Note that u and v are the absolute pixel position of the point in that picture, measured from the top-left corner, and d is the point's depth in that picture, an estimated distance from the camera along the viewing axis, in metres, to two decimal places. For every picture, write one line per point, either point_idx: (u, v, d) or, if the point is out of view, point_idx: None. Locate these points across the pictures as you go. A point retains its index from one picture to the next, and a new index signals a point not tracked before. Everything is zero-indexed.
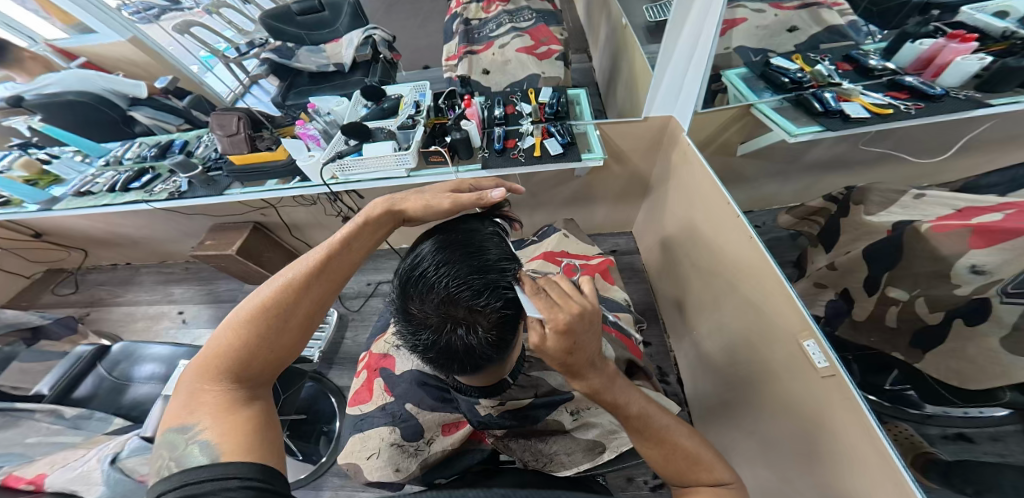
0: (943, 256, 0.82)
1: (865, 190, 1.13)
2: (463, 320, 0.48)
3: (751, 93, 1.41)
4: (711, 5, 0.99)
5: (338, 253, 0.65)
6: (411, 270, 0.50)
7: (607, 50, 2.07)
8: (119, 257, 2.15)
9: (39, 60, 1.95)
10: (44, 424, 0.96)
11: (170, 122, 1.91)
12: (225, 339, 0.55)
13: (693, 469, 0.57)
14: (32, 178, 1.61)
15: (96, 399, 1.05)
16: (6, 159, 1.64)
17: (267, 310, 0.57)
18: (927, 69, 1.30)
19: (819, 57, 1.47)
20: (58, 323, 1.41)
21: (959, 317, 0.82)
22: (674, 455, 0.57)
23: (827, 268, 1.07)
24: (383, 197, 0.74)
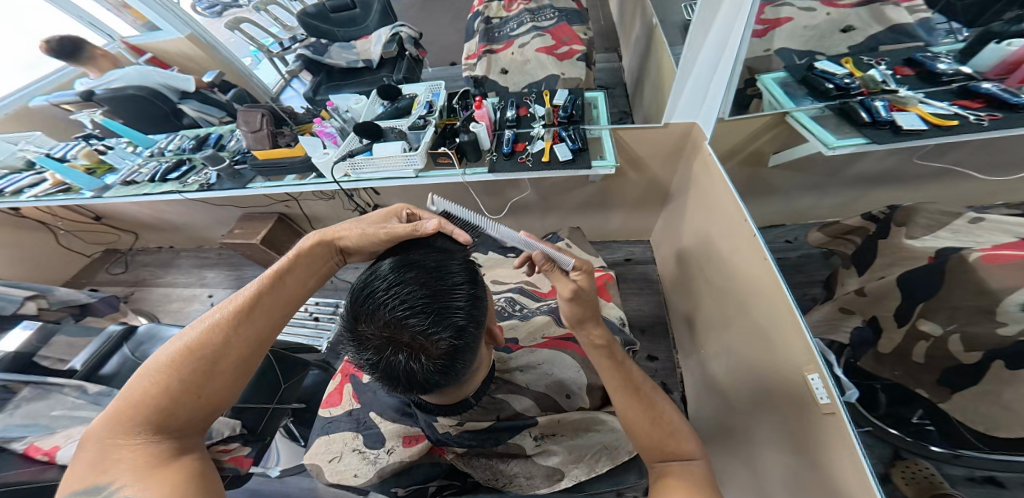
0: (991, 290, 0.72)
1: (910, 210, 0.99)
2: (408, 346, 0.48)
3: (787, 99, 1.32)
4: (738, 8, 0.91)
5: (270, 288, 0.62)
6: (361, 289, 0.51)
7: (636, 50, 1.98)
8: (164, 241, 2.34)
9: (108, 57, 2.04)
10: (69, 398, 1.00)
11: (212, 115, 1.99)
12: (147, 387, 0.53)
13: (668, 440, 0.57)
14: (92, 167, 1.78)
15: (120, 377, 1.14)
16: (70, 148, 1.82)
17: (190, 357, 0.55)
18: (1013, 74, 1.08)
19: (875, 60, 1.32)
20: (103, 301, 1.56)
21: (1000, 359, 0.71)
22: (653, 425, 0.58)
23: (855, 293, 0.95)
24: (316, 230, 0.70)
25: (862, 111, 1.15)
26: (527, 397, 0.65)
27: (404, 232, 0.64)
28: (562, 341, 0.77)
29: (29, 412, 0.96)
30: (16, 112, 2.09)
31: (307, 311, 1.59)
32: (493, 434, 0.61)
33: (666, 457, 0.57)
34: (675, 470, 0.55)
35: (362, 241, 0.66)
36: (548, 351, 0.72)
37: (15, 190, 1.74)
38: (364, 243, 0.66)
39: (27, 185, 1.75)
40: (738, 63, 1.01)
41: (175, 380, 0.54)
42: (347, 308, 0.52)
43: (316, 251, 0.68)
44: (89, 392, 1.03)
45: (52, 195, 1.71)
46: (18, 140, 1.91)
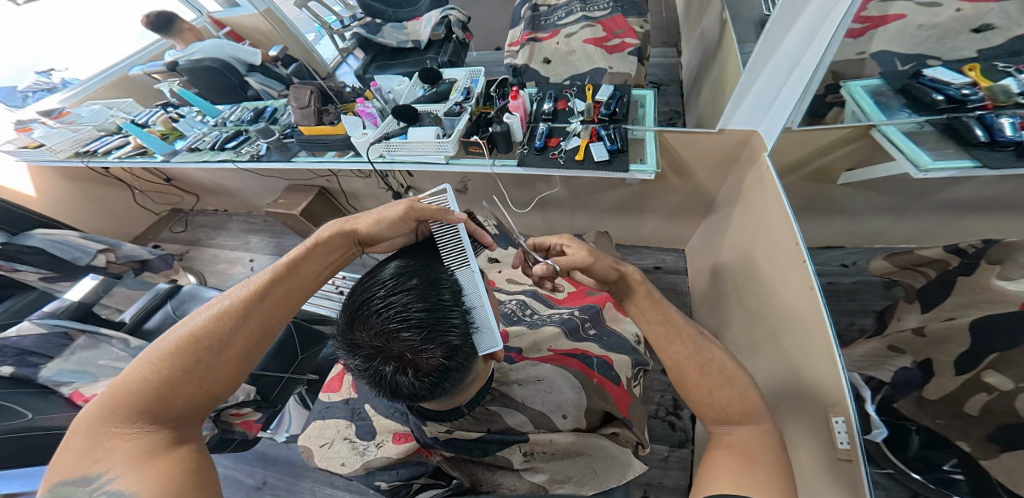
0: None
1: (1010, 247, 0.83)
2: (397, 360, 0.45)
3: (877, 110, 1.14)
4: (824, 11, 0.80)
5: (282, 276, 0.61)
6: (359, 292, 0.49)
7: (699, 44, 1.82)
8: (219, 205, 2.52)
9: (193, 32, 2.18)
10: (114, 350, 1.13)
11: (273, 88, 2.10)
12: (145, 375, 0.51)
13: (717, 392, 0.60)
14: (166, 133, 1.91)
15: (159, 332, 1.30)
16: (149, 115, 1.98)
17: (195, 343, 0.54)
18: None
19: (1013, 67, 1.08)
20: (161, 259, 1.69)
21: None
22: (712, 384, 0.61)
23: (913, 334, 0.85)
24: (337, 218, 0.69)
25: (977, 129, 0.97)
26: (523, 413, 0.61)
27: (429, 212, 0.60)
28: (567, 357, 0.73)
29: (81, 359, 1.08)
30: (116, 80, 2.29)
31: (333, 285, 1.65)
32: (481, 446, 0.59)
33: (723, 420, 0.59)
34: (735, 435, 0.58)
35: (379, 227, 0.64)
36: (550, 368, 0.68)
37: (106, 151, 1.91)
38: (382, 230, 0.65)
39: (111, 147, 1.92)
40: (819, 70, 0.89)
41: (180, 367, 0.52)
42: (344, 310, 0.50)
43: (334, 240, 0.67)
44: (131, 346, 1.15)
45: (132, 158, 1.85)
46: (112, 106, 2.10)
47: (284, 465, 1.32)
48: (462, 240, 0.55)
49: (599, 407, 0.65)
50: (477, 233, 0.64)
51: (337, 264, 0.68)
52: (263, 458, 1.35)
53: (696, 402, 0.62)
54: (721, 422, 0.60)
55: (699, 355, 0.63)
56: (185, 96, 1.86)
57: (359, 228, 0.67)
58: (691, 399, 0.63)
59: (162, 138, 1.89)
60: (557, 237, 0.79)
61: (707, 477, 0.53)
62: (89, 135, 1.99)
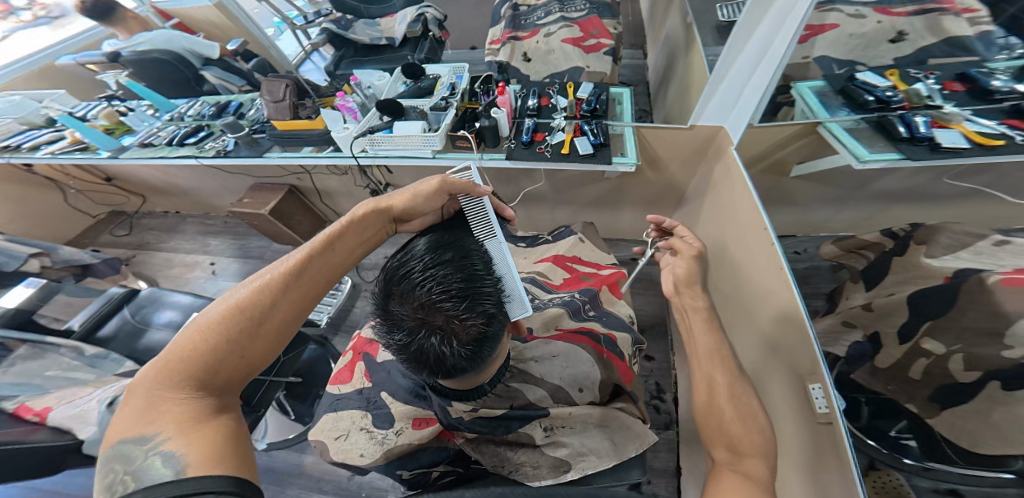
0: (1005, 312, 0.68)
1: (933, 229, 0.95)
2: (440, 328, 0.45)
3: (821, 108, 1.28)
4: (790, 11, 0.87)
5: (320, 252, 0.59)
6: (394, 269, 0.48)
7: (665, 47, 1.94)
8: (170, 206, 2.33)
9: (138, 21, 2.03)
10: (65, 359, 1.09)
11: (233, 83, 1.96)
12: (193, 341, 0.49)
13: (739, 433, 0.59)
14: (111, 127, 1.77)
15: (116, 341, 1.22)
16: (89, 109, 1.80)
17: (239, 313, 0.51)
18: None
19: (923, 73, 1.26)
20: (105, 263, 1.59)
21: (997, 380, 0.69)
22: (735, 413, 0.61)
23: (862, 309, 0.94)
24: (370, 198, 0.68)
25: (900, 126, 1.12)
26: (542, 388, 0.64)
27: (461, 185, 0.67)
28: (576, 334, 0.76)
29: (22, 371, 1.05)
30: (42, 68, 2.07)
31: None
32: (505, 424, 0.60)
33: (735, 451, 0.57)
34: (744, 465, 0.55)
35: (414, 202, 0.67)
36: (564, 344, 0.70)
37: (32, 146, 1.70)
38: (416, 205, 0.67)
39: (43, 141, 1.71)
40: (781, 66, 0.98)
41: (224, 336, 0.49)
42: (379, 286, 0.49)
43: (369, 218, 0.66)
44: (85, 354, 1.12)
45: (69, 153, 1.67)
46: (40, 98, 1.88)
47: (264, 475, 1.26)
48: (489, 215, 0.64)
49: (611, 380, 0.69)
50: (499, 207, 0.72)
51: (371, 242, 0.67)
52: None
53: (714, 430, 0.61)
54: (735, 453, 0.57)
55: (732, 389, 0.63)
56: (133, 88, 1.72)
57: (394, 206, 0.67)
58: (709, 428, 0.62)
59: (106, 133, 1.72)
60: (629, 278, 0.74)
61: None
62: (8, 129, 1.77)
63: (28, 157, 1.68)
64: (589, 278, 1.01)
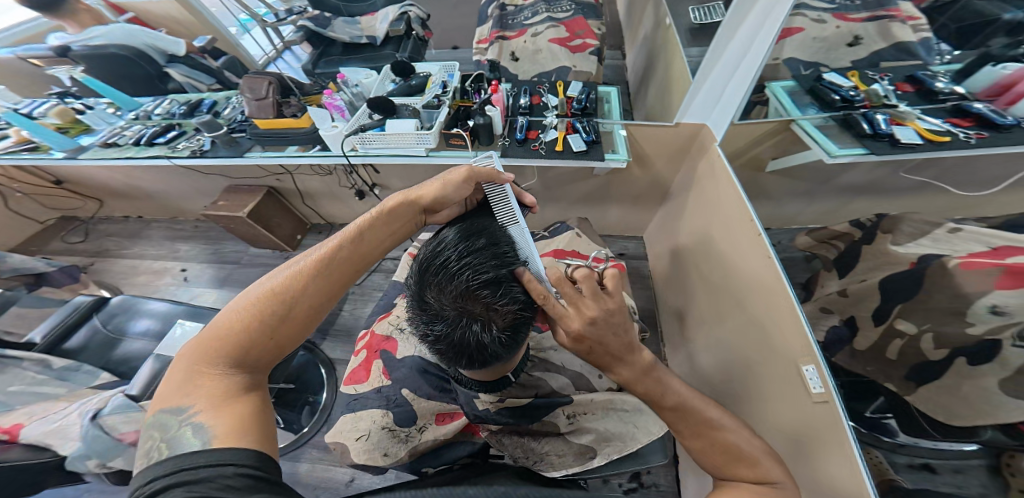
0: (965, 293, 0.74)
1: (896, 219, 1.03)
2: (479, 316, 0.50)
3: (793, 107, 1.37)
4: (771, 12, 0.92)
5: (351, 241, 0.63)
6: (431, 261, 0.52)
7: (644, 49, 2.01)
8: (132, 210, 2.18)
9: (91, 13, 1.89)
10: (28, 373, 1.00)
11: (201, 81, 1.87)
12: (235, 321, 0.54)
13: (729, 461, 0.57)
14: (65, 126, 1.63)
15: (86, 352, 1.15)
16: (41, 106, 1.66)
17: (274, 297, 0.55)
18: (1001, 97, 1.17)
19: (878, 75, 1.38)
20: (61, 271, 1.47)
21: (962, 356, 0.74)
22: (719, 456, 0.57)
23: (837, 294, 1.00)
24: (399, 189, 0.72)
25: (864, 123, 1.22)
26: (563, 376, 0.69)
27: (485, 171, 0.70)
28: None
29: None
30: None
31: None
32: (531, 413, 0.63)
33: (727, 476, 0.56)
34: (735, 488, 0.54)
35: (443, 191, 0.69)
36: None
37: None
38: (447, 194, 0.70)
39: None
40: (761, 65, 1.03)
41: (258, 313, 0.54)
42: (417, 278, 0.53)
43: (399, 210, 0.69)
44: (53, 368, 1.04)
45: (17, 154, 1.54)
46: None
47: None
48: (511, 199, 0.67)
49: (623, 367, 0.73)
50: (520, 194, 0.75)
51: (398, 232, 0.69)
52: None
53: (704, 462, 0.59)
54: (724, 477, 0.57)
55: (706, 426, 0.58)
56: (90, 84, 1.61)
57: (422, 196, 0.70)
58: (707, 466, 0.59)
59: (60, 133, 1.60)
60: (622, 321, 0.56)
61: None
62: None
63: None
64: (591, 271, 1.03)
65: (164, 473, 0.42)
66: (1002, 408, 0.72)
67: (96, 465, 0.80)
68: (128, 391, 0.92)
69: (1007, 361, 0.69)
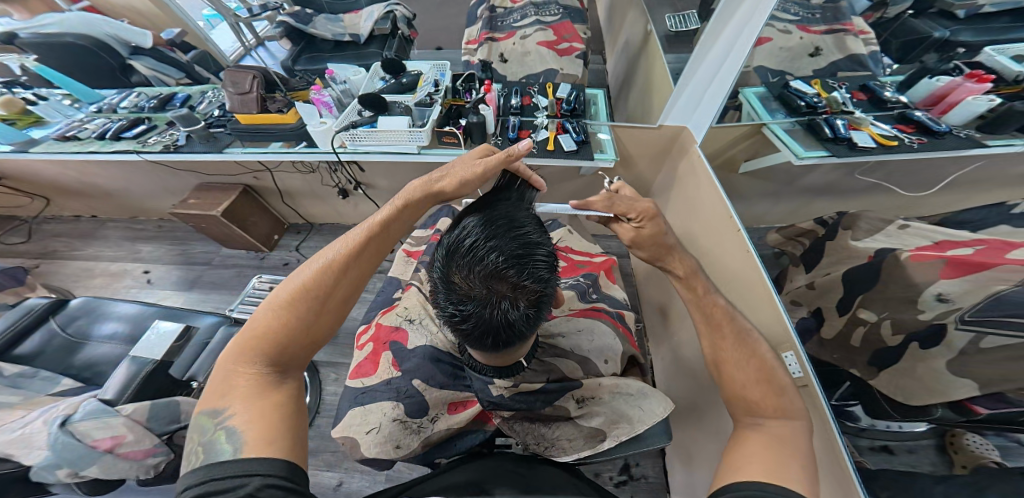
0: (916, 283, 0.82)
1: (854, 216, 1.12)
2: (508, 295, 0.51)
3: (764, 112, 1.49)
4: (752, 18, 0.99)
5: (375, 233, 0.67)
6: (456, 244, 0.54)
7: (624, 56, 2.11)
8: (85, 209, 2.02)
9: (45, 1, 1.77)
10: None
11: (169, 75, 1.77)
12: (271, 320, 0.58)
13: (757, 391, 0.64)
14: (10, 117, 1.49)
15: (41, 357, 1.05)
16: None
17: (305, 291, 0.60)
18: (937, 106, 1.31)
19: (837, 84, 1.50)
20: (3, 273, 1.35)
21: (915, 341, 0.80)
22: (749, 379, 0.65)
23: (806, 287, 1.07)
24: (421, 178, 0.75)
25: (826, 127, 1.33)
26: (571, 360, 0.71)
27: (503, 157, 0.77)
28: (594, 312, 0.85)
29: None
30: None
31: None
32: (543, 400, 0.65)
33: (755, 412, 0.62)
34: (766, 425, 0.60)
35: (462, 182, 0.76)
36: (586, 322, 0.79)
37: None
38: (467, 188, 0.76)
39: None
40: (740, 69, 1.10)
41: (289, 311, 0.59)
42: (444, 261, 0.54)
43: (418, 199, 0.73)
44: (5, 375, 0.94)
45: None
46: None
47: None
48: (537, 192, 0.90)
49: (627, 353, 0.79)
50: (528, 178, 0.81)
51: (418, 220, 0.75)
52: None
53: (734, 393, 0.66)
54: (754, 414, 0.62)
55: (744, 349, 0.68)
56: (45, 74, 1.51)
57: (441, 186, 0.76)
58: (728, 393, 0.67)
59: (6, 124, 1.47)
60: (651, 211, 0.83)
61: (736, 459, 0.57)
62: None
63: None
64: (585, 265, 1.06)
65: (203, 477, 0.47)
66: (952, 386, 0.77)
67: (68, 475, 0.74)
68: (101, 395, 0.84)
69: (952, 343, 0.76)
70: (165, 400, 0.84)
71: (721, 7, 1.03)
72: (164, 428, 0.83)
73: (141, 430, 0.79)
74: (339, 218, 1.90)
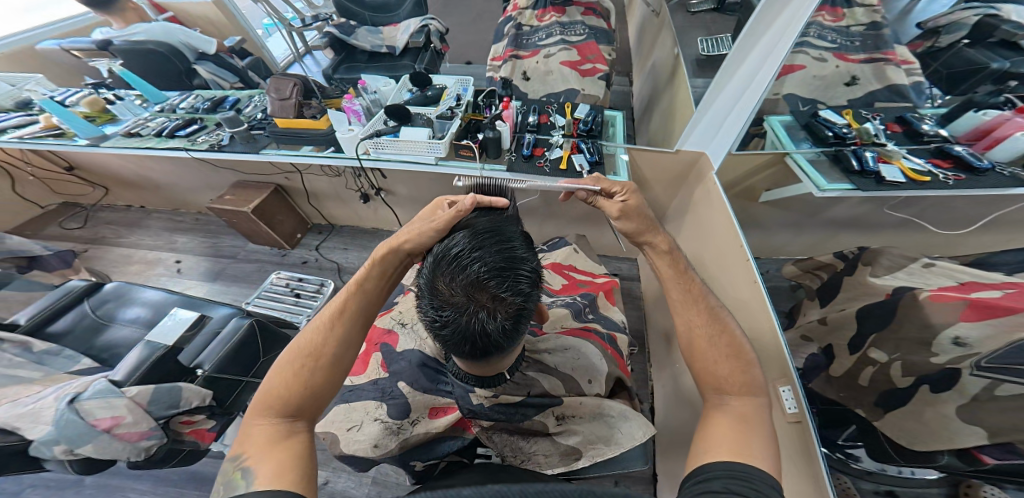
0: (933, 324, 0.78)
1: (876, 252, 1.08)
2: (486, 305, 0.54)
3: (789, 141, 1.43)
4: (775, 47, 0.97)
5: (355, 293, 0.64)
6: (443, 253, 0.57)
7: (650, 77, 2.12)
8: (135, 199, 2.20)
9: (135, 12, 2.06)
10: (6, 356, 0.98)
11: (225, 79, 1.93)
12: (274, 381, 0.58)
13: (725, 373, 0.65)
14: (92, 115, 1.69)
15: (70, 336, 1.15)
16: (77, 95, 1.76)
17: (301, 351, 0.59)
18: (980, 141, 1.24)
19: (871, 114, 1.41)
20: (56, 256, 1.50)
21: (925, 383, 0.77)
22: (720, 355, 0.66)
23: (818, 322, 1.02)
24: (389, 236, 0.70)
25: (853, 160, 1.27)
26: (555, 377, 0.72)
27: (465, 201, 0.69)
28: (584, 332, 0.85)
29: None
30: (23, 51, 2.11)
31: (288, 287, 1.71)
32: (522, 410, 0.67)
33: (722, 390, 0.64)
34: (726, 407, 0.62)
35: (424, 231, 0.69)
36: (574, 340, 0.80)
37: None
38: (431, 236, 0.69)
39: (13, 124, 1.66)
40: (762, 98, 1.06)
41: (290, 372, 0.58)
42: (429, 267, 0.57)
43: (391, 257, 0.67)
44: (33, 350, 1.03)
45: (41, 138, 1.58)
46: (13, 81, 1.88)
47: None
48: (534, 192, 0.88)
49: (613, 374, 0.78)
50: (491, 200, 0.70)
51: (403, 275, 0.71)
52: (195, 479, 1.21)
53: (701, 373, 0.66)
54: (722, 392, 0.64)
55: (712, 325, 0.69)
56: (126, 77, 1.65)
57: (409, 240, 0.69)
58: (696, 368, 0.67)
59: (87, 120, 1.65)
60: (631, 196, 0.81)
61: (702, 442, 0.59)
62: None
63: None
64: (586, 284, 1.08)
65: None
66: (960, 434, 0.74)
67: (63, 451, 0.79)
68: (111, 377, 0.87)
69: (964, 388, 0.73)
70: (168, 385, 0.87)
71: (740, 40, 1.02)
72: (163, 413, 0.86)
73: (140, 413, 0.82)
74: (359, 221, 1.98)
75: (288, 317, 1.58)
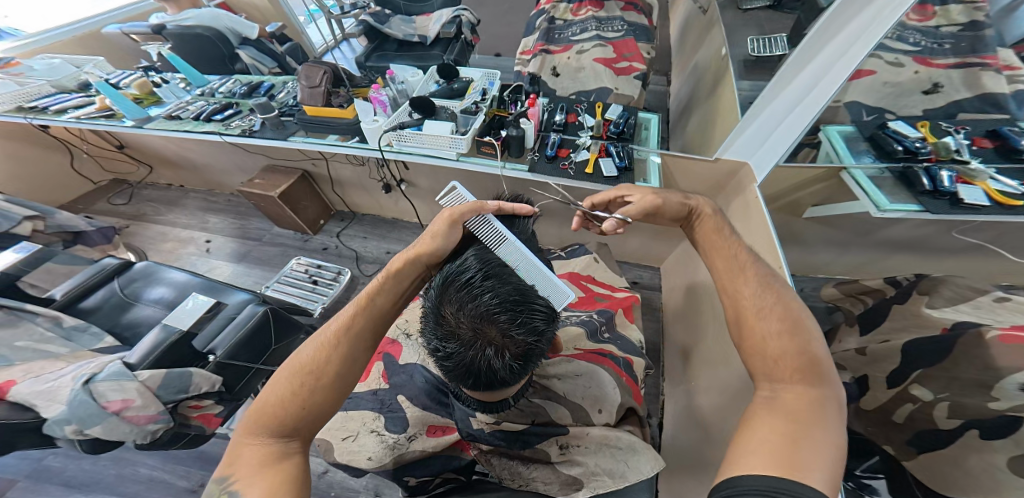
0: (996, 367, 0.68)
1: (937, 281, 0.95)
2: (494, 343, 0.51)
3: (847, 154, 1.25)
4: (849, 51, 0.84)
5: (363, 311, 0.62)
6: (454, 277, 0.55)
7: (691, 77, 2.00)
8: (175, 179, 2.30)
9: None
10: (38, 329, 1.03)
11: (265, 65, 1.96)
12: (272, 398, 0.55)
13: (782, 362, 0.56)
14: (140, 97, 1.75)
15: (98, 312, 1.20)
16: (128, 77, 1.84)
17: (302, 369, 0.57)
18: None
19: (953, 127, 1.24)
20: (97, 231, 1.57)
21: (975, 428, 0.67)
22: (772, 332, 0.59)
23: (855, 352, 0.92)
24: (405, 250, 0.67)
25: (923, 178, 1.11)
26: (562, 406, 0.70)
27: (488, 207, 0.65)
28: (595, 356, 0.81)
29: None
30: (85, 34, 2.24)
31: (306, 272, 1.73)
32: (524, 438, 0.65)
33: (772, 377, 0.55)
34: (776, 399, 0.53)
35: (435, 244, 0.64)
36: (585, 365, 0.77)
37: (59, 109, 1.74)
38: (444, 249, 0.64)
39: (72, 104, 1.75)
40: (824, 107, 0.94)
41: (291, 390, 0.56)
42: (438, 292, 0.55)
43: (404, 272, 0.65)
44: (63, 325, 1.08)
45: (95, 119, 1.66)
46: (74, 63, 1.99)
47: None
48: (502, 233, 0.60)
49: (626, 404, 0.74)
50: (515, 208, 0.66)
51: (413, 289, 0.68)
52: (201, 458, 1.25)
53: (750, 355, 0.59)
54: (773, 379, 0.55)
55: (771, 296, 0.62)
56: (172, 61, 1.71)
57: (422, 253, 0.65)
58: (747, 351, 0.60)
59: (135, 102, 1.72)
60: (616, 191, 0.91)
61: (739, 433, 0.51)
62: (38, 90, 1.83)
63: (54, 118, 1.70)
64: (604, 299, 1.02)
65: None
66: None
67: (73, 430, 0.82)
68: (128, 358, 0.93)
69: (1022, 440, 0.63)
70: (179, 370, 0.90)
71: (807, 40, 0.89)
72: (171, 397, 0.88)
73: (149, 397, 0.85)
74: (380, 211, 1.99)
75: (304, 304, 1.60)
